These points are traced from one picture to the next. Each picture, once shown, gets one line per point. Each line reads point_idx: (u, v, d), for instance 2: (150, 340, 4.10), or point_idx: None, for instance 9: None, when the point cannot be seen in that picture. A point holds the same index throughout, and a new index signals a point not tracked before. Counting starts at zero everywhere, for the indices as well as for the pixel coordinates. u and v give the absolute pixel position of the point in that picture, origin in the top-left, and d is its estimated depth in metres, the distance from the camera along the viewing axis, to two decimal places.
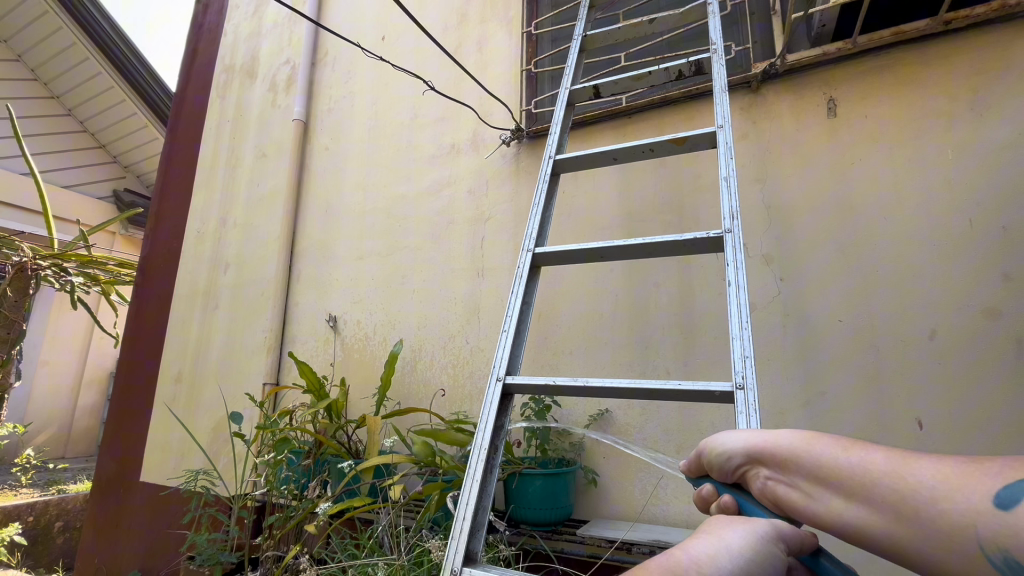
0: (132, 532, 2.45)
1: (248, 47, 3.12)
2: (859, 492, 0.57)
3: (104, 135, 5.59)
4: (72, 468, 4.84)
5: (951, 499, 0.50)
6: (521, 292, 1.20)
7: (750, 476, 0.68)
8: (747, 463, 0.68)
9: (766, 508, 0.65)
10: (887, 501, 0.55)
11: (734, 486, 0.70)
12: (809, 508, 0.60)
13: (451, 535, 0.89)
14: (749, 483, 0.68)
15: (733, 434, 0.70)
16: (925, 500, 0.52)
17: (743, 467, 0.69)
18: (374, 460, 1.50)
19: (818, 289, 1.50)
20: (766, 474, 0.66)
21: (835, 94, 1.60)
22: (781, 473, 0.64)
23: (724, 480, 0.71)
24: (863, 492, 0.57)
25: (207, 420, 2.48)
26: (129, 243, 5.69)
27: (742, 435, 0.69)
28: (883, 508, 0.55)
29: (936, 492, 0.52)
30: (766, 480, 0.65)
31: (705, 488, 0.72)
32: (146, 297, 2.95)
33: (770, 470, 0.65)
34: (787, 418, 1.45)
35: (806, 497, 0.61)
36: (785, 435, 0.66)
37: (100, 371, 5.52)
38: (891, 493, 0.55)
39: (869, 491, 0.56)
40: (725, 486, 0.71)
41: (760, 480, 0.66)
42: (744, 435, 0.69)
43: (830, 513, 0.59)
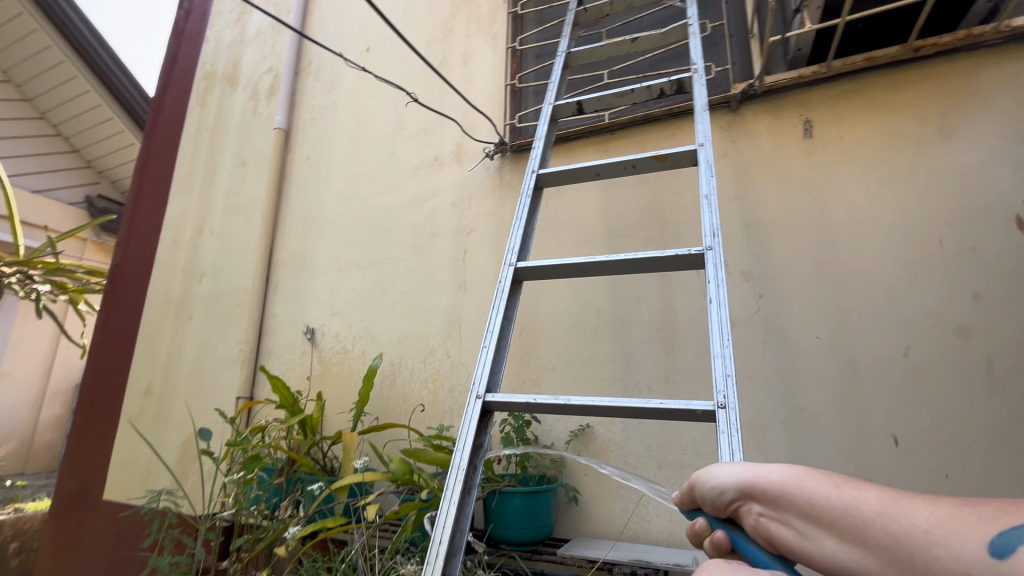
0: (91, 553, 2.33)
1: (230, 55, 3.09)
2: (853, 534, 0.55)
3: (78, 139, 5.45)
4: (32, 484, 4.62)
5: (946, 544, 0.49)
6: (502, 307, 1.18)
7: (742, 511, 0.67)
8: (739, 498, 0.67)
9: (761, 546, 0.65)
10: (880, 544, 0.53)
11: (727, 521, 0.70)
12: (803, 547, 0.60)
13: (427, 559, 0.86)
14: (741, 518, 0.67)
15: (726, 468, 0.70)
16: (918, 543, 0.50)
17: (736, 501, 0.68)
18: (349, 479, 1.45)
19: (796, 306, 1.52)
20: (759, 510, 0.65)
21: (811, 116, 1.65)
22: (774, 510, 0.63)
23: (716, 514, 0.71)
24: (857, 533, 0.55)
25: (175, 436, 2.38)
26: (100, 250, 5.51)
27: (734, 469, 0.69)
28: (876, 551, 0.53)
29: (930, 536, 0.50)
30: (758, 516, 0.65)
31: (699, 522, 0.74)
32: (116, 307, 2.85)
33: (762, 507, 0.65)
34: (767, 434, 1.46)
35: (800, 536, 0.60)
36: (777, 470, 0.65)
37: (66, 383, 5.31)
38: (884, 536, 0.53)
39: (862, 533, 0.55)
40: (717, 520, 0.71)
41: (752, 516, 0.66)
42: (737, 469, 0.68)
43: (823, 554, 0.58)
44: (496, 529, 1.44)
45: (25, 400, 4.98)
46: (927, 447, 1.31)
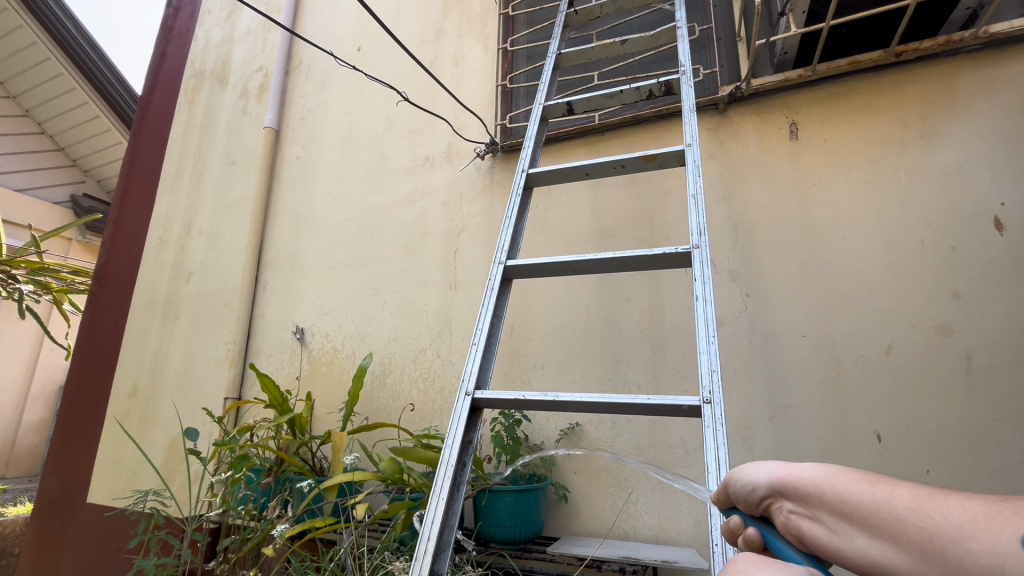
0: (74, 557, 2.29)
1: (219, 53, 3.06)
2: (884, 529, 0.53)
3: (63, 138, 5.38)
4: (13, 488, 4.54)
5: (977, 538, 0.46)
6: (491, 305, 1.19)
7: (775, 509, 0.65)
8: (770, 495, 0.65)
9: (792, 544, 0.62)
10: (912, 540, 0.51)
11: (761, 519, 0.68)
12: (834, 545, 0.57)
13: (415, 555, 0.86)
14: (774, 516, 0.65)
15: (760, 465, 0.68)
16: (950, 538, 0.48)
17: (768, 499, 0.66)
18: (338, 478, 1.45)
19: (781, 305, 1.54)
20: (791, 508, 0.63)
21: (797, 118, 1.67)
22: (805, 507, 0.61)
23: (750, 512, 0.69)
24: (888, 529, 0.53)
25: (162, 436, 2.35)
26: (85, 250, 5.43)
27: (767, 467, 0.67)
28: (909, 547, 0.51)
29: (963, 530, 0.48)
30: (790, 513, 0.63)
31: (733, 520, 0.71)
32: (101, 307, 2.81)
33: (794, 504, 0.63)
34: (754, 431, 1.48)
35: (832, 533, 0.58)
36: (813, 468, 0.63)
37: (49, 385, 5.23)
38: (917, 531, 0.51)
39: (894, 529, 0.53)
40: (751, 518, 0.68)
41: (784, 513, 0.64)
42: (769, 467, 0.67)
43: (854, 551, 0.55)
44: (485, 527, 1.45)
45: (7, 403, 4.89)
46: (908, 443, 1.34)
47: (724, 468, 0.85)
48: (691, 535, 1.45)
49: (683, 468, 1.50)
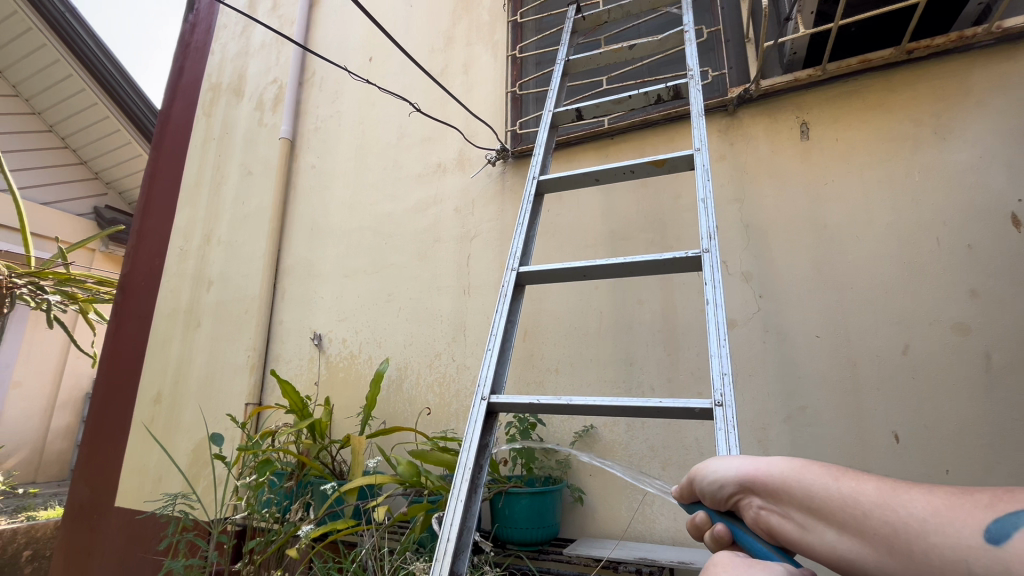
0: (105, 559, 2.36)
1: (235, 66, 3.14)
2: (853, 525, 0.56)
3: (86, 151, 5.53)
4: (44, 493, 4.68)
5: (942, 532, 0.50)
6: (505, 311, 1.21)
7: (742, 504, 0.67)
8: (739, 491, 0.67)
9: (760, 538, 0.64)
10: (879, 534, 0.54)
11: (727, 514, 0.69)
12: (804, 539, 0.60)
13: (436, 556, 0.89)
14: (741, 511, 0.67)
15: (726, 460, 0.69)
16: (915, 532, 0.51)
17: (735, 495, 0.68)
18: (358, 481, 1.48)
19: (795, 305, 1.54)
20: (759, 504, 0.65)
21: (807, 118, 1.67)
22: (774, 503, 0.63)
23: (716, 507, 0.70)
24: (856, 524, 0.56)
25: (186, 442, 2.42)
26: (108, 260, 5.59)
27: (734, 462, 0.68)
28: (876, 542, 0.54)
29: (928, 524, 0.51)
30: (760, 509, 0.64)
31: (698, 516, 0.71)
32: (125, 316, 2.91)
33: (763, 500, 0.64)
34: (769, 432, 1.48)
35: (801, 528, 0.60)
36: (778, 463, 0.65)
37: (76, 392, 5.36)
38: (884, 526, 0.54)
39: (862, 523, 0.56)
40: (717, 514, 0.69)
41: (753, 509, 0.65)
42: (737, 463, 0.68)
43: (824, 545, 0.58)
44: (502, 528, 1.47)
45: (36, 409, 5.03)
46: (925, 443, 1.33)
47: None
48: None
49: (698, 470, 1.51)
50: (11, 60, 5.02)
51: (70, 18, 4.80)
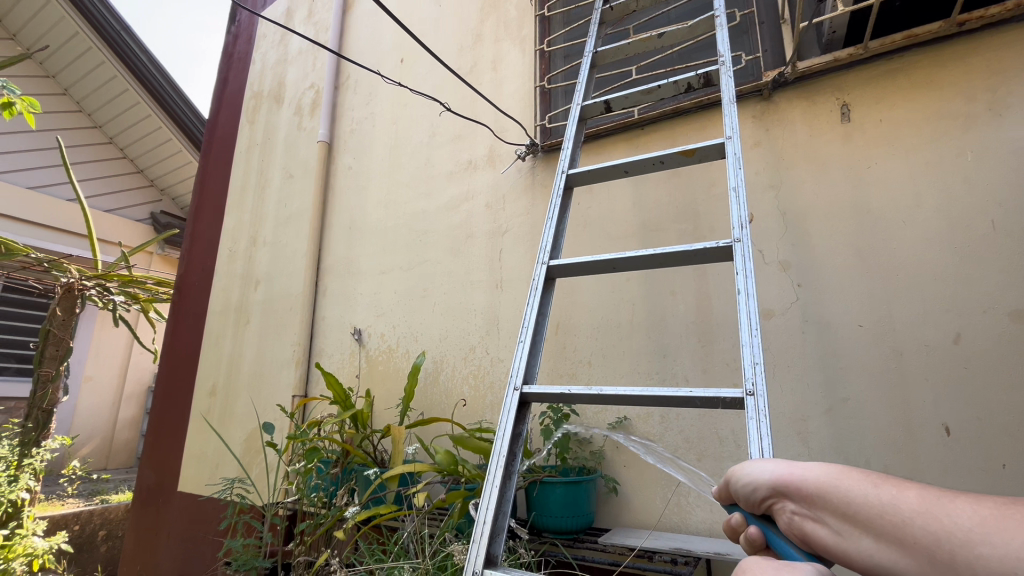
0: (171, 539, 2.56)
1: (274, 74, 3.27)
2: (892, 534, 0.56)
3: (142, 160, 5.89)
4: (115, 479, 5.07)
5: (989, 543, 0.49)
6: (536, 304, 1.23)
7: (776, 509, 0.66)
8: (772, 495, 0.66)
9: (793, 543, 0.64)
10: (921, 545, 0.53)
11: (760, 517, 0.69)
12: (840, 548, 0.59)
13: (472, 538, 0.93)
14: (774, 516, 0.66)
15: (760, 463, 0.69)
16: (960, 542, 0.50)
17: (768, 499, 0.67)
18: (398, 469, 1.55)
19: (835, 294, 1.49)
20: (792, 509, 0.64)
21: (848, 99, 1.61)
22: (807, 508, 0.62)
23: (749, 510, 0.69)
24: (896, 533, 0.55)
25: (239, 431, 2.57)
26: (164, 262, 5.96)
27: (768, 465, 0.68)
28: (917, 552, 0.54)
29: (973, 534, 0.50)
30: (793, 514, 0.64)
31: (735, 518, 0.73)
32: (182, 314, 3.12)
33: (796, 505, 0.63)
34: (809, 423, 1.45)
35: (837, 535, 0.59)
36: (812, 468, 0.64)
37: (139, 386, 5.76)
38: (926, 535, 0.53)
39: (902, 533, 0.55)
40: (752, 517, 0.69)
41: (786, 514, 0.65)
42: (770, 466, 0.67)
43: (862, 554, 0.57)
44: (538, 517, 1.50)
45: (105, 402, 5.45)
46: (980, 435, 1.27)
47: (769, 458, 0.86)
48: None
49: (735, 462, 1.49)
50: (75, 77, 5.40)
51: (126, 37, 5.08)
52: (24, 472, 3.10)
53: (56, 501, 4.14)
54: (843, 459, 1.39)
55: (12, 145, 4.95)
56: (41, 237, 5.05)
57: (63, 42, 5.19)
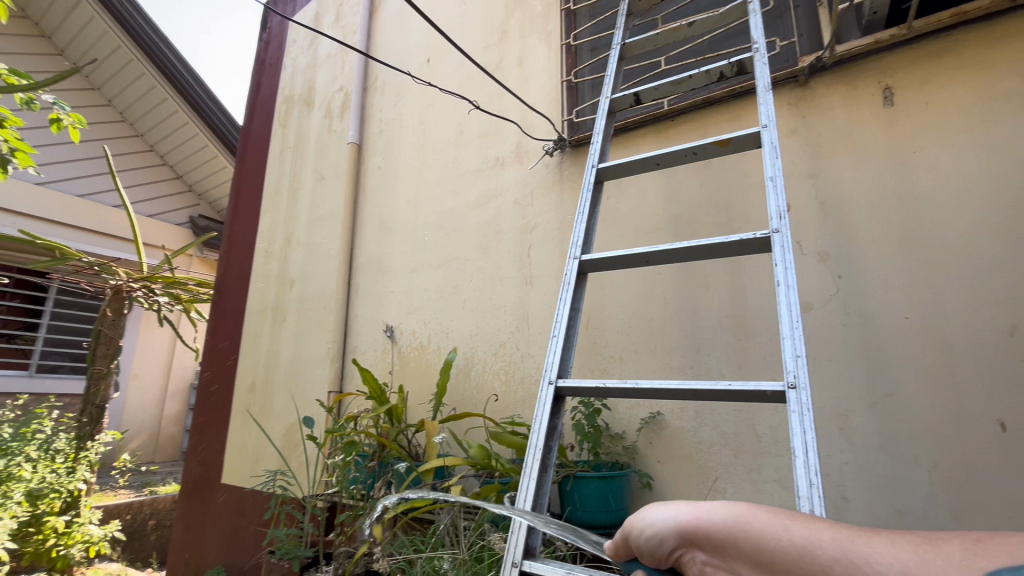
0: (217, 528, 2.68)
1: (305, 78, 3.36)
2: None
3: (181, 166, 6.14)
4: (162, 471, 5.33)
5: None
6: (569, 299, 1.23)
7: (686, 559, 0.65)
8: (681, 544, 0.65)
9: None
10: None
11: (669, 570, 0.67)
12: None
13: (510, 531, 0.95)
14: (685, 567, 0.65)
15: (663, 509, 0.68)
16: None
17: (678, 549, 0.66)
18: (433, 462, 1.59)
19: (878, 285, 1.44)
20: (703, 558, 0.63)
21: (891, 82, 1.54)
22: (717, 556, 0.62)
23: (658, 563, 0.68)
24: None
25: (278, 426, 2.66)
26: (204, 264, 6.20)
27: (672, 510, 0.67)
28: None
29: None
30: (703, 564, 0.63)
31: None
32: (222, 313, 3.25)
33: (705, 553, 0.63)
34: (852, 419, 1.41)
35: None
36: (719, 510, 0.64)
37: (182, 383, 6.02)
38: None
39: None
40: (661, 571, 0.67)
41: (697, 564, 0.64)
42: (676, 510, 0.66)
43: None
44: (572, 511, 1.50)
45: (152, 398, 5.73)
46: None
47: (813, 451, 0.85)
48: None
49: (774, 458, 1.46)
50: (118, 89, 5.66)
51: (167, 53, 5.34)
52: (81, 464, 3.22)
53: (110, 492, 4.38)
54: (888, 455, 1.34)
55: (63, 155, 5.22)
56: (91, 242, 5.34)
57: (107, 55, 5.44)
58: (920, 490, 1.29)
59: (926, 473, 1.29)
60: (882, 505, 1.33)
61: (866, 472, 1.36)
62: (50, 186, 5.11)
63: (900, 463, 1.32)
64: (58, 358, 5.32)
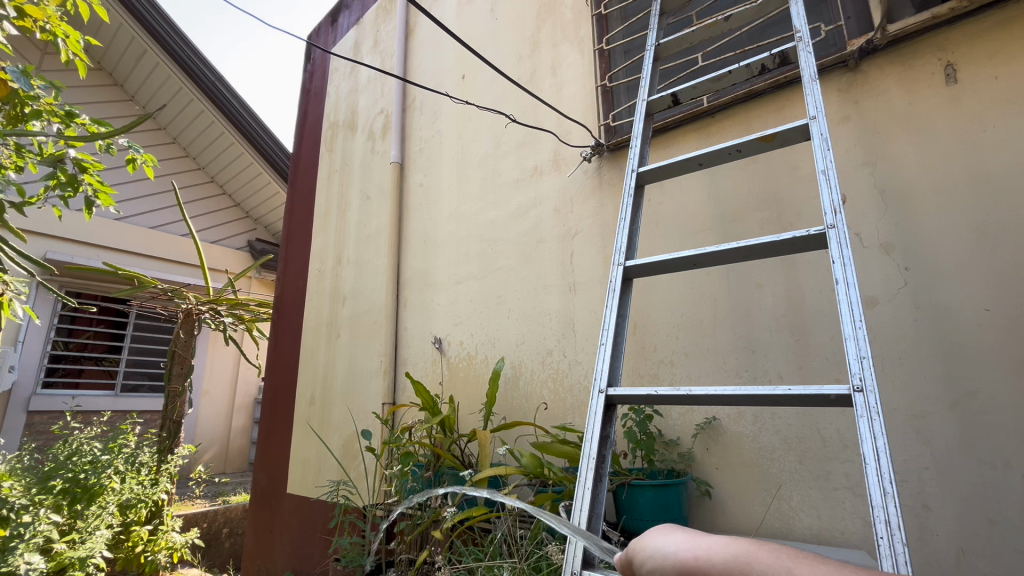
0: (285, 536, 2.81)
1: (349, 102, 3.52)
2: None
3: (239, 194, 6.56)
4: (233, 482, 5.66)
5: None
6: (615, 306, 1.22)
7: None
8: None
9: None
10: None
11: None
12: None
13: (568, 540, 0.95)
14: None
15: (663, 540, 0.64)
16: None
17: None
18: (487, 472, 1.60)
19: (953, 276, 1.34)
20: None
21: (953, 58, 1.44)
22: None
23: None
24: None
25: (336, 437, 2.77)
26: (262, 285, 6.58)
27: (671, 543, 0.63)
28: None
29: None
30: None
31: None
32: (282, 331, 3.43)
33: None
34: (930, 421, 1.31)
35: None
36: (720, 547, 0.60)
37: (247, 398, 6.38)
38: None
39: None
40: None
41: None
42: (676, 543, 0.63)
43: None
44: (628, 520, 1.48)
45: (221, 413, 6.10)
46: None
47: (885, 457, 0.81)
48: (861, 536, 1.32)
49: (843, 464, 1.38)
50: (182, 127, 6.13)
51: (224, 91, 5.74)
52: (163, 476, 3.49)
53: (188, 501, 4.69)
54: (974, 459, 1.24)
55: (137, 192, 5.71)
56: (166, 270, 5.80)
57: (171, 97, 5.91)
58: (1015, 497, 1.18)
59: (1021, 479, 1.18)
60: (971, 514, 1.22)
61: (949, 478, 1.26)
62: (128, 221, 5.61)
63: (990, 468, 1.22)
64: (139, 378, 5.79)
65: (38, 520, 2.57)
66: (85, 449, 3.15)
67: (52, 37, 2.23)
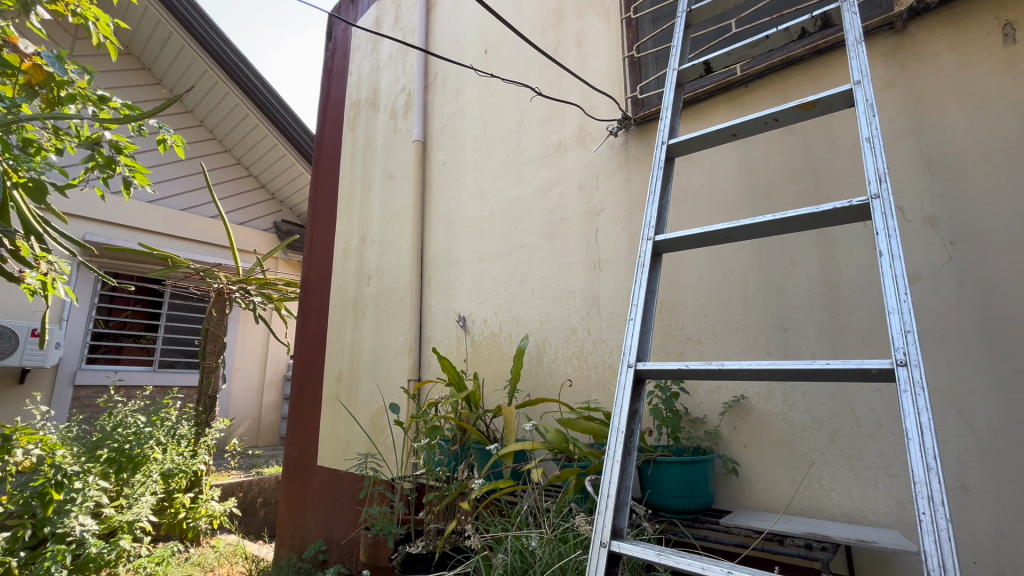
0: (316, 506, 2.93)
1: (370, 81, 3.50)
2: None
3: (265, 176, 6.66)
4: (266, 454, 5.89)
5: None
6: (644, 281, 1.20)
7: None
8: None
9: None
10: None
11: None
12: None
13: (597, 511, 0.97)
14: None
15: None
16: None
17: None
18: (513, 446, 1.62)
19: (1002, 250, 1.27)
20: None
21: (1012, 17, 1.35)
22: None
23: None
24: None
25: (364, 412, 2.84)
26: (289, 265, 6.75)
27: None
28: None
29: None
30: None
31: None
32: (309, 310, 3.51)
33: None
34: (972, 402, 1.27)
35: None
36: None
37: (277, 375, 6.60)
38: None
39: None
40: None
41: None
42: None
43: None
44: (654, 495, 1.48)
45: (252, 389, 6.33)
46: None
47: (930, 432, 0.78)
48: (893, 517, 1.30)
49: (877, 444, 1.35)
50: (207, 108, 6.21)
51: (247, 72, 5.77)
52: (201, 448, 3.67)
53: (225, 472, 4.92)
54: (1019, 440, 1.19)
55: (168, 174, 5.86)
56: (197, 251, 5.98)
57: (197, 79, 5.99)
58: None
59: None
60: (1013, 497, 1.18)
61: (991, 460, 1.22)
62: (160, 204, 5.78)
63: None
64: (176, 354, 6.02)
65: (88, 486, 2.72)
66: (129, 421, 3.27)
67: (83, 20, 2.26)
